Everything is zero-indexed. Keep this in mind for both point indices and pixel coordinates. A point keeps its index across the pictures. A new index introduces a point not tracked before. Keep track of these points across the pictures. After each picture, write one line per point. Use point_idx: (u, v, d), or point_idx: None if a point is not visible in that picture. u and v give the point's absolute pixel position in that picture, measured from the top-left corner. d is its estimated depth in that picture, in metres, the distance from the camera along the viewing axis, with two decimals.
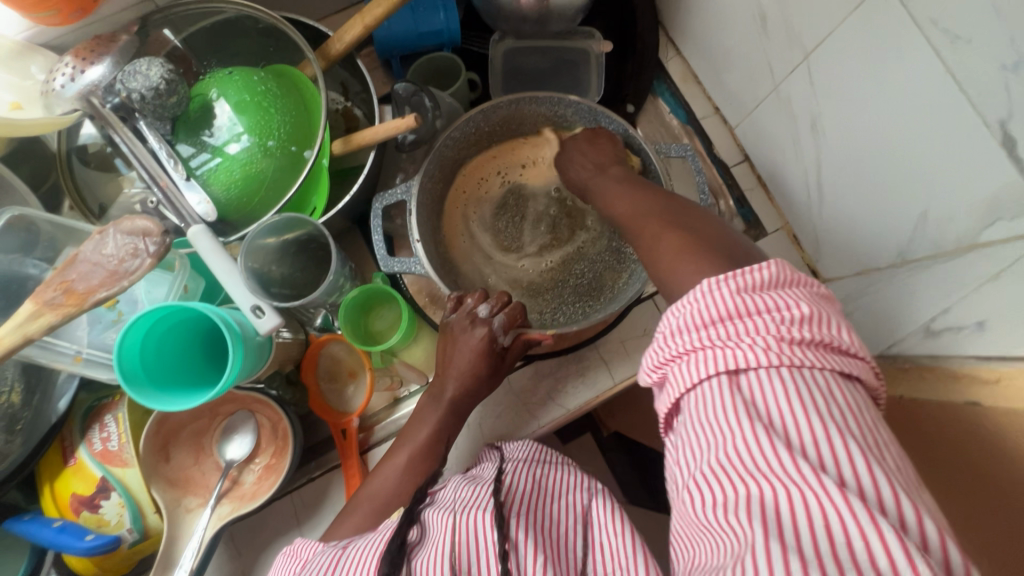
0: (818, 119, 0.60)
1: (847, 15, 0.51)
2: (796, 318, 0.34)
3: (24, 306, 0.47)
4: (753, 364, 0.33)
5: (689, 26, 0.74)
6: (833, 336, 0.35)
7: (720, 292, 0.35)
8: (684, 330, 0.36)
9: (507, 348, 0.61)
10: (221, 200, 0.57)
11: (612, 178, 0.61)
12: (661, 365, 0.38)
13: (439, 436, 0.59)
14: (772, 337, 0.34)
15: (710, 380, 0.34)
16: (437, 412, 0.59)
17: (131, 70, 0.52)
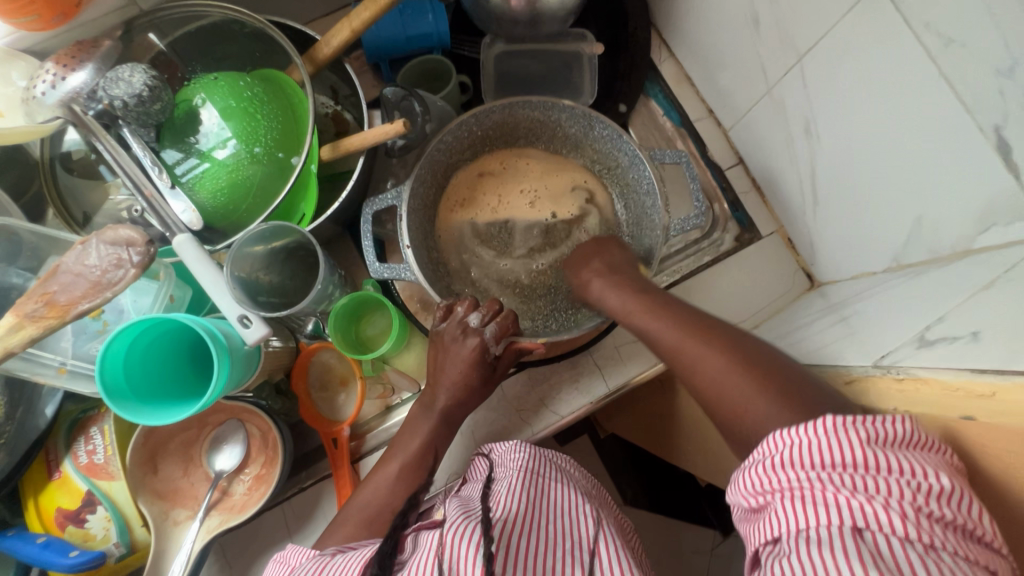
0: (812, 123, 0.60)
1: (840, 18, 0.50)
2: (931, 490, 0.33)
3: (5, 319, 0.46)
4: (879, 526, 0.32)
5: (682, 28, 0.73)
6: (971, 520, 0.33)
7: (845, 436, 0.34)
8: (797, 465, 0.35)
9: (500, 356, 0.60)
10: (208, 208, 0.56)
11: (610, 259, 0.62)
12: (762, 492, 0.37)
13: (432, 444, 0.58)
14: (905, 505, 0.33)
15: (828, 528, 0.33)
16: (430, 421, 0.58)
17: (113, 77, 0.51)
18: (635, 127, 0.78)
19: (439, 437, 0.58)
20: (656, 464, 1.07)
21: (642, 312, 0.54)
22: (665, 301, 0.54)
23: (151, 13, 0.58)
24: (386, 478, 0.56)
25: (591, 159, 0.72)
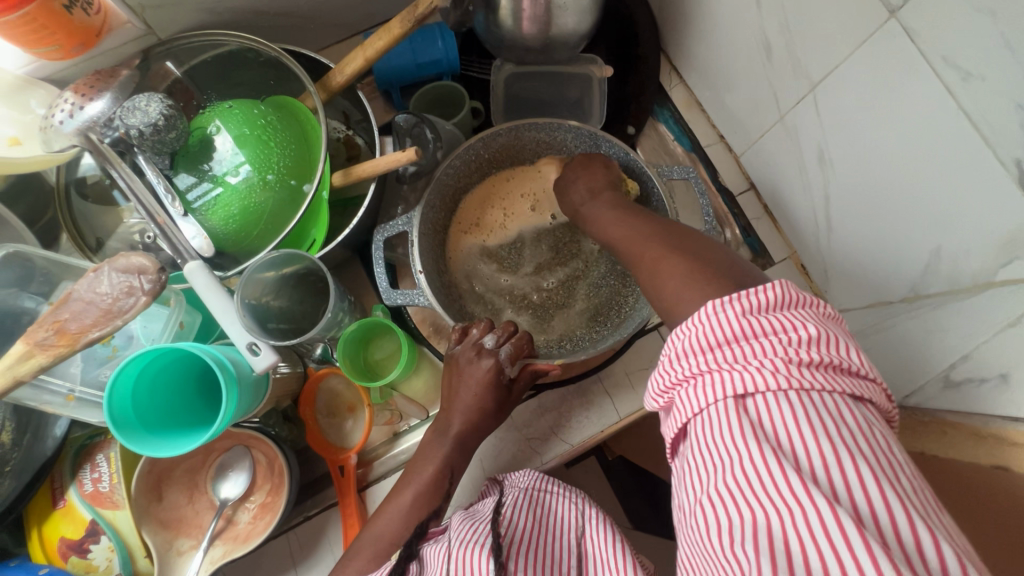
0: (825, 150, 0.59)
1: (855, 48, 0.50)
2: (802, 340, 0.35)
3: (15, 347, 0.46)
4: (763, 388, 0.33)
5: (693, 53, 0.73)
6: (841, 357, 0.35)
7: (724, 314, 0.36)
8: (690, 353, 0.37)
9: (515, 380, 0.59)
10: (220, 235, 0.56)
11: (605, 183, 0.61)
12: (667, 389, 0.39)
13: (442, 473, 0.56)
14: (779, 359, 0.34)
15: (717, 404, 0.34)
16: (440, 448, 0.57)
17: (130, 106, 0.51)
18: (645, 150, 0.78)
19: (449, 466, 0.57)
20: (666, 488, 1.05)
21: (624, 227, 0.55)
22: (644, 222, 0.54)
23: (167, 44, 0.59)
24: (397, 509, 0.54)
25: None
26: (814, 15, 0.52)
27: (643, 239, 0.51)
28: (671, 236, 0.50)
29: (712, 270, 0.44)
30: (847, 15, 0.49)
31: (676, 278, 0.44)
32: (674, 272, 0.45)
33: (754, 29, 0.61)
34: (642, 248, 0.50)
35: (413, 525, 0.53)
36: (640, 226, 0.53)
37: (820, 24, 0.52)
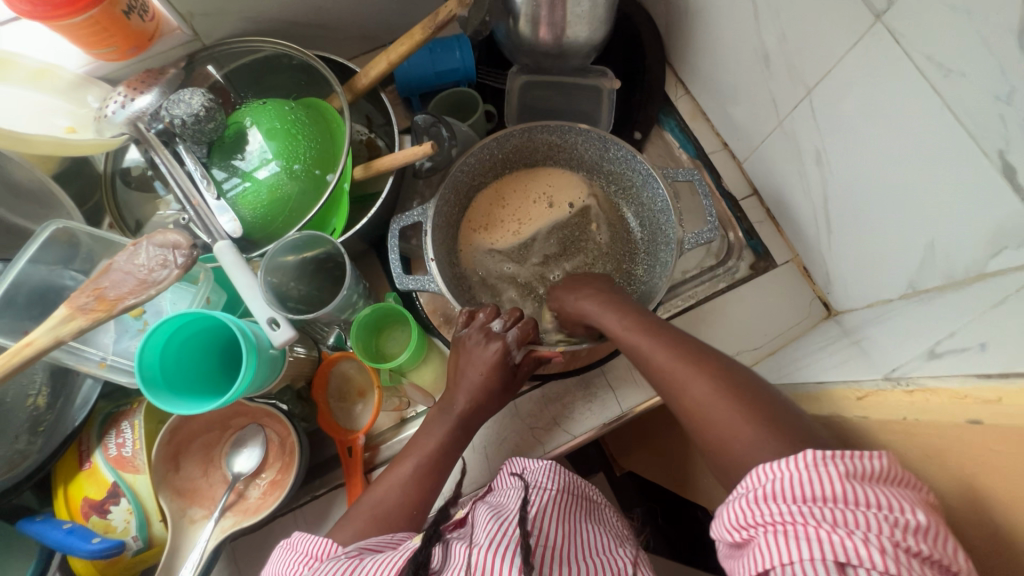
0: (822, 153, 0.62)
1: (846, 53, 0.53)
2: (909, 525, 0.33)
3: (58, 310, 0.50)
4: (867, 564, 0.32)
5: (697, 66, 0.77)
6: (947, 556, 0.33)
7: (825, 471, 0.34)
8: (776, 499, 0.35)
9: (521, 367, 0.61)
10: (248, 220, 0.61)
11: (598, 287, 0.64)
12: (743, 527, 0.37)
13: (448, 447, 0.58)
14: (887, 540, 0.32)
15: (814, 563, 0.32)
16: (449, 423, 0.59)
17: (175, 99, 0.56)
18: (651, 157, 0.81)
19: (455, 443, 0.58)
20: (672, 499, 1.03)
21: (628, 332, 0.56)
22: (655, 329, 0.55)
23: (211, 48, 0.65)
24: (400, 477, 0.55)
25: (606, 180, 0.75)
26: (807, 23, 0.56)
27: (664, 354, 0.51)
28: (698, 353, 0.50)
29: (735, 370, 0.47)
30: (837, 22, 0.52)
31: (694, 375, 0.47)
32: (709, 393, 0.46)
33: (752, 39, 0.64)
34: (667, 367, 0.50)
35: (413, 498, 0.54)
36: (659, 335, 0.53)
37: (813, 32, 0.55)
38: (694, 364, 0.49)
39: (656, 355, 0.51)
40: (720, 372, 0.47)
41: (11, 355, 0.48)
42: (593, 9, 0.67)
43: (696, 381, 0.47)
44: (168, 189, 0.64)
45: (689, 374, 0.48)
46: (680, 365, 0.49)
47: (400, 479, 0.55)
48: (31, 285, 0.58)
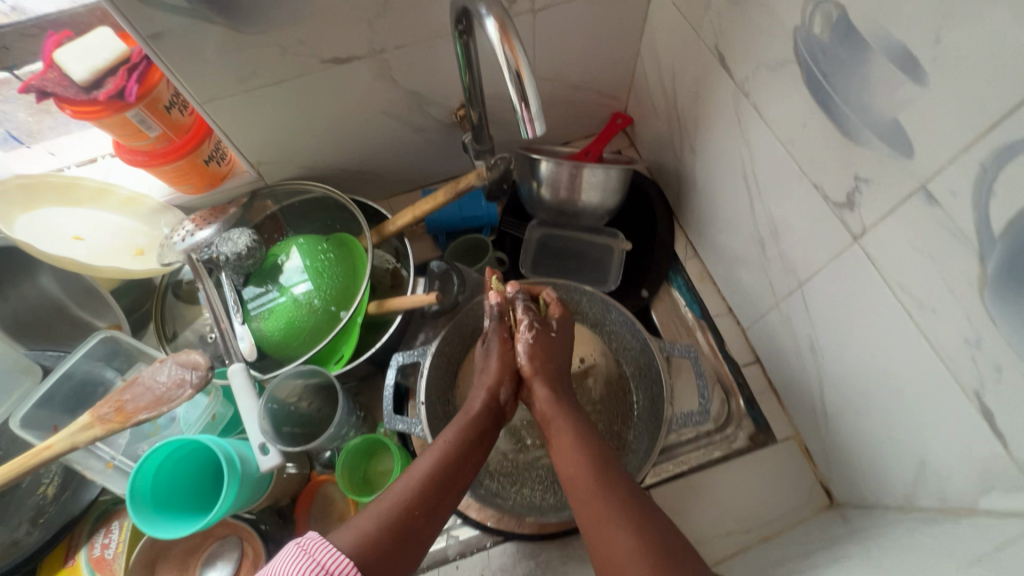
0: (815, 343, 0.62)
1: (830, 260, 0.55)
2: None
3: (81, 417, 0.55)
4: None
5: (703, 234, 0.81)
6: None
7: None
8: None
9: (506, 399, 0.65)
10: (265, 344, 0.67)
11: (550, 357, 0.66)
12: None
13: (451, 454, 0.57)
14: None
15: None
16: (456, 432, 0.60)
17: (226, 238, 0.66)
18: (657, 311, 0.84)
19: (461, 452, 0.58)
20: None
21: (557, 415, 0.61)
22: (573, 428, 0.59)
23: (272, 187, 0.76)
24: (408, 475, 0.55)
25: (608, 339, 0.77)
26: (791, 225, 0.59)
27: (579, 463, 0.55)
28: (611, 470, 0.54)
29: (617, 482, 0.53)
30: (817, 232, 0.55)
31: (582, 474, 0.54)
32: (608, 524, 0.50)
33: (748, 224, 0.68)
34: (580, 481, 0.54)
35: (415, 503, 0.53)
36: (577, 438, 0.58)
37: (798, 234, 0.59)
38: (604, 481, 0.53)
39: (571, 455, 0.57)
40: (627, 492, 0.52)
41: (30, 456, 0.53)
42: (605, 180, 0.75)
43: (600, 503, 0.52)
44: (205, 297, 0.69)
45: (597, 484, 0.53)
46: (592, 477, 0.54)
47: (408, 480, 0.54)
48: (75, 380, 0.66)
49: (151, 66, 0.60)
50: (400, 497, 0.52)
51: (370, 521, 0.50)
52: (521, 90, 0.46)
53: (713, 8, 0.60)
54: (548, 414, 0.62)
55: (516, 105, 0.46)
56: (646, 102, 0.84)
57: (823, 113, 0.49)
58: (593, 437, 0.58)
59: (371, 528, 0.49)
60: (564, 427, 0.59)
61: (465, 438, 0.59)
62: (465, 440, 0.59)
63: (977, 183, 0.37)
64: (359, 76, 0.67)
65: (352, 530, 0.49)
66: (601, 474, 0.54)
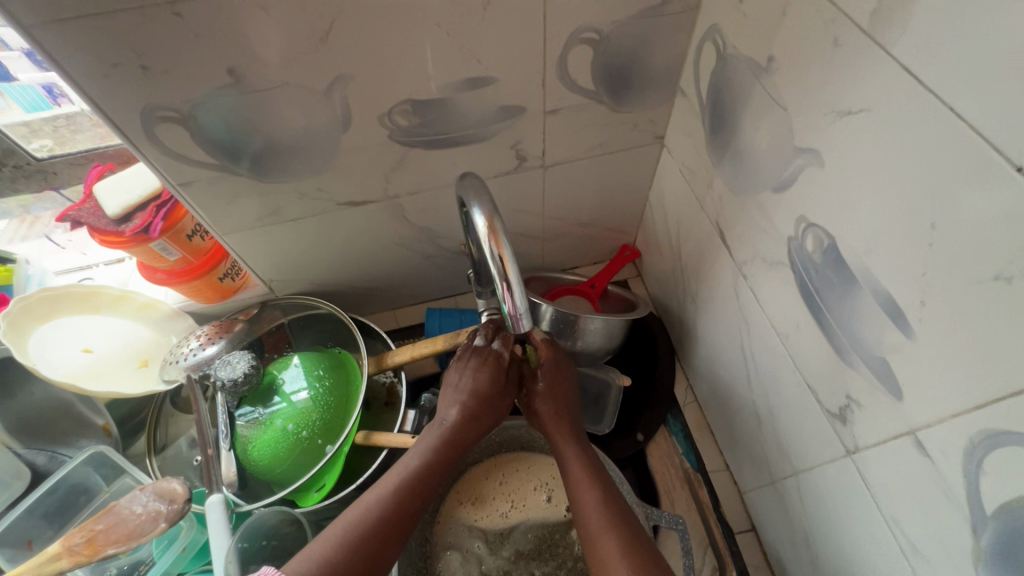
0: (810, 538, 0.59)
1: (822, 462, 0.53)
2: None
3: (51, 546, 0.56)
4: None
5: (703, 383, 0.79)
6: None
7: None
8: None
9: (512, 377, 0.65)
10: (247, 469, 0.68)
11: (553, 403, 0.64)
12: None
13: (425, 473, 0.56)
14: None
15: None
16: (427, 450, 0.57)
17: (226, 360, 0.69)
18: (652, 457, 0.80)
19: (432, 477, 0.56)
20: None
21: (565, 436, 0.62)
22: (582, 457, 0.60)
23: (282, 301, 0.78)
24: (388, 486, 0.54)
25: None
26: (786, 413, 0.58)
27: (591, 493, 0.56)
28: (618, 508, 0.55)
29: (625, 515, 0.54)
30: (811, 431, 0.54)
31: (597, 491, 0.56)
32: (608, 543, 0.51)
33: (746, 392, 0.67)
34: (591, 512, 0.54)
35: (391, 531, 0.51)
36: (586, 464, 0.59)
37: (792, 424, 0.57)
38: (614, 517, 0.53)
39: (583, 488, 0.56)
40: (631, 529, 0.53)
41: None
42: (604, 325, 0.75)
43: (606, 538, 0.52)
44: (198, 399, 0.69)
45: (603, 523, 0.53)
46: (597, 518, 0.53)
47: (381, 496, 0.53)
48: (64, 489, 0.66)
49: (178, 203, 0.64)
50: (378, 520, 0.51)
51: (350, 533, 0.49)
52: (503, 271, 0.48)
53: (715, 188, 0.61)
54: (553, 435, 0.62)
55: (501, 291, 0.50)
56: (653, 244, 0.85)
57: (816, 324, 0.48)
58: (600, 468, 0.59)
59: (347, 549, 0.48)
60: (572, 449, 0.61)
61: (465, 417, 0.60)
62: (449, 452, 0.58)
63: (966, 452, 0.36)
64: (372, 215, 0.71)
65: (323, 548, 0.48)
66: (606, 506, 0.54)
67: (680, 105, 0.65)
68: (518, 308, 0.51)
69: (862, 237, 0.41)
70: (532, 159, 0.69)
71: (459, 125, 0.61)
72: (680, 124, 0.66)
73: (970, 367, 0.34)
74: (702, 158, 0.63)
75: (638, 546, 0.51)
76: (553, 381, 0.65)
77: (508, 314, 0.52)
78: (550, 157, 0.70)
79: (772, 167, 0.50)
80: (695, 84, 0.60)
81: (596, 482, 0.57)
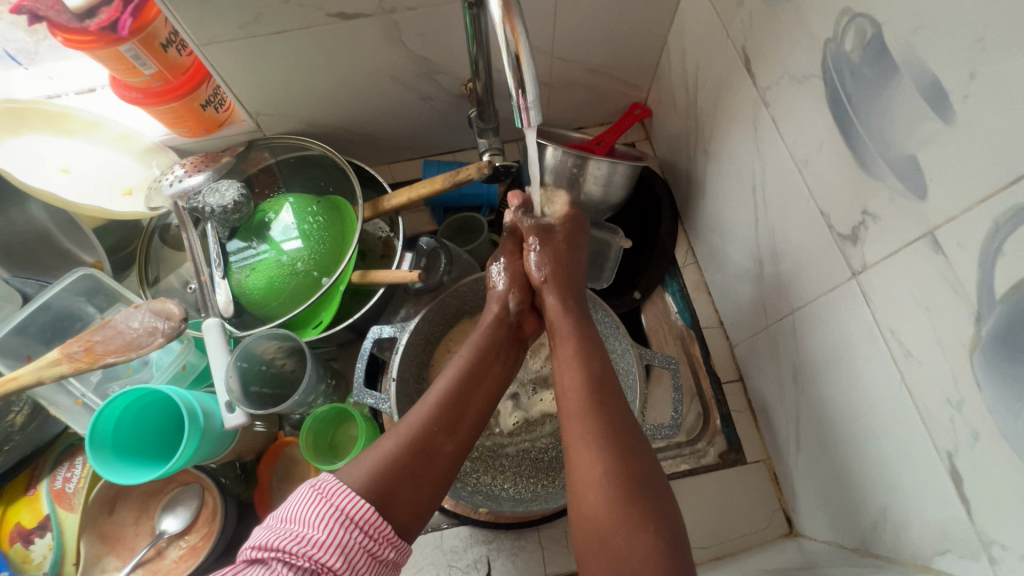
0: (799, 374, 0.60)
1: (824, 292, 0.53)
2: None
3: (50, 352, 0.56)
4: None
5: (705, 241, 0.78)
6: None
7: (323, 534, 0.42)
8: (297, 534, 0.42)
9: (520, 310, 0.69)
10: (243, 300, 0.67)
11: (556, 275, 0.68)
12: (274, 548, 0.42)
13: (457, 392, 0.58)
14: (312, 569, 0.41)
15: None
16: (465, 359, 0.61)
17: (214, 189, 0.65)
18: (646, 315, 0.82)
19: (467, 390, 0.59)
20: None
21: (561, 320, 0.63)
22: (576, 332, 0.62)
23: (270, 139, 0.73)
24: (424, 404, 0.56)
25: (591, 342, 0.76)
26: (792, 249, 0.57)
27: (572, 335, 0.61)
28: (596, 351, 0.59)
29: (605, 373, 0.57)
30: (818, 262, 0.53)
31: (587, 348, 0.59)
32: (581, 386, 0.55)
33: (750, 239, 0.65)
34: (572, 369, 0.58)
35: (435, 420, 0.55)
36: (579, 319, 0.63)
37: (799, 261, 0.56)
38: (598, 406, 0.53)
39: (569, 352, 0.59)
40: (619, 416, 0.53)
41: None
42: (610, 174, 0.72)
43: (575, 368, 0.57)
44: (187, 229, 0.67)
45: (576, 349, 0.60)
46: (580, 405, 0.54)
47: (413, 425, 0.53)
48: (55, 312, 0.65)
49: (149, 0, 0.57)
50: (416, 437, 0.52)
51: (394, 443, 0.52)
52: (518, 76, 0.44)
53: (746, 7, 0.56)
54: (554, 315, 0.65)
55: (514, 94, 0.45)
56: (667, 98, 0.80)
57: (842, 138, 0.46)
58: (595, 356, 0.59)
59: (394, 461, 0.50)
60: (568, 333, 0.62)
61: (487, 348, 0.63)
62: (463, 391, 0.58)
63: (987, 239, 0.35)
64: (365, 35, 0.64)
65: (374, 457, 0.50)
66: (596, 395, 0.54)
67: None
68: (532, 122, 0.48)
69: (913, 15, 0.37)
70: None
71: None
72: None
73: (1010, 141, 0.32)
74: None
75: (619, 432, 0.51)
76: (567, 263, 0.69)
77: (520, 121, 0.48)
78: None
79: None
80: None
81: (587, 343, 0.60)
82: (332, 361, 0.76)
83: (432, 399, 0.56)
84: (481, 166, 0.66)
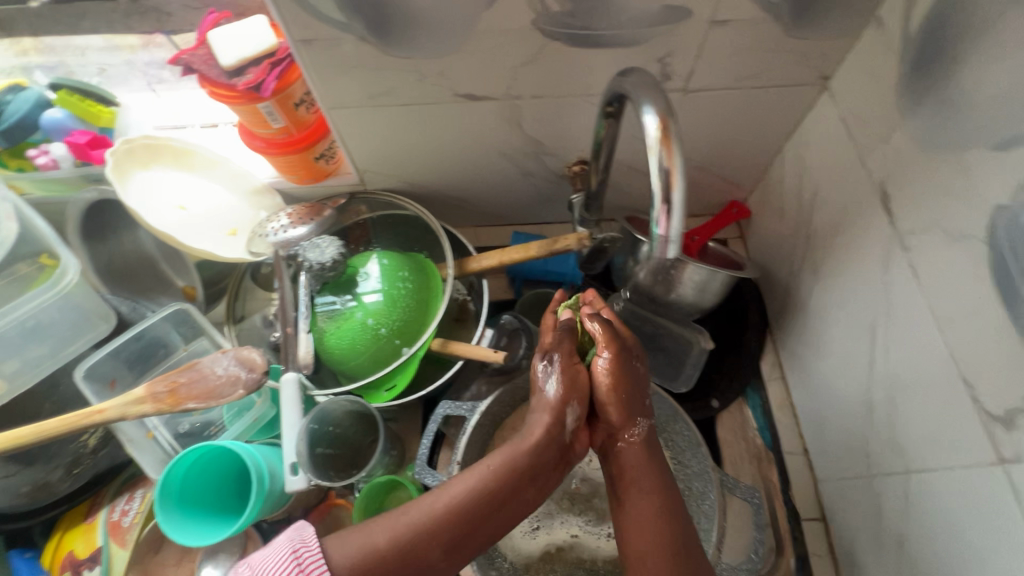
0: (905, 541, 0.54)
1: (956, 466, 0.47)
2: None
3: (137, 389, 0.56)
4: None
5: (797, 360, 0.73)
6: None
7: None
8: None
9: (576, 428, 0.54)
10: (322, 356, 0.67)
11: (626, 405, 0.55)
12: None
13: (468, 521, 0.47)
14: None
15: None
16: (484, 478, 0.49)
17: (316, 244, 0.68)
18: (721, 426, 0.76)
19: (485, 513, 0.48)
20: None
21: (642, 467, 0.53)
22: (659, 492, 0.51)
23: (369, 194, 0.76)
24: (424, 509, 0.47)
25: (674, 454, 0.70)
26: (917, 405, 0.52)
27: (648, 480, 0.52)
28: (676, 510, 0.50)
29: (692, 551, 0.48)
30: (951, 430, 0.48)
31: (670, 507, 0.50)
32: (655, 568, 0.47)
33: (858, 377, 0.61)
34: (651, 539, 0.48)
35: (440, 550, 0.45)
36: (659, 480, 0.52)
37: (924, 421, 0.51)
38: None
39: (647, 518, 0.50)
40: None
41: (83, 417, 0.55)
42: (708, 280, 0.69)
43: (651, 529, 0.49)
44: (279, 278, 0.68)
45: (654, 512, 0.50)
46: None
47: (417, 537, 0.45)
48: (145, 341, 0.67)
49: (293, 65, 0.60)
50: (411, 551, 0.44)
51: (387, 539, 0.45)
52: (666, 192, 0.41)
53: (893, 143, 0.52)
54: (631, 462, 0.53)
55: (657, 210, 0.42)
56: (771, 206, 0.77)
57: (1006, 313, 0.41)
58: (678, 519, 0.50)
59: None
60: (648, 489, 0.51)
61: (520, 460, 0.50)
62: (477, 513, 0.47)
63: None
64: (486, 115, 0.65)
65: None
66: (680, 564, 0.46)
67: (871, 39, 0.55)
68: (671, 242, 0.43)
69: None
70: (676, 80, 0.61)
71: (616, 23, 0.53)
72: (861, 60, 0.56)
73: None
74: (883, 106, 0.53)
75: None
76: (630, 380, 0.55)
77: (655, 247, 0.44)
78: (695, 82, 0.62)
79: (1000, 119, 0.41)
80: (904, 14, 0.50)
81: (665, 498, 0.51)
82: (392, 422, 0.74)
83: (433, 525, 0.46)
84: (582, 237, 0.65)
